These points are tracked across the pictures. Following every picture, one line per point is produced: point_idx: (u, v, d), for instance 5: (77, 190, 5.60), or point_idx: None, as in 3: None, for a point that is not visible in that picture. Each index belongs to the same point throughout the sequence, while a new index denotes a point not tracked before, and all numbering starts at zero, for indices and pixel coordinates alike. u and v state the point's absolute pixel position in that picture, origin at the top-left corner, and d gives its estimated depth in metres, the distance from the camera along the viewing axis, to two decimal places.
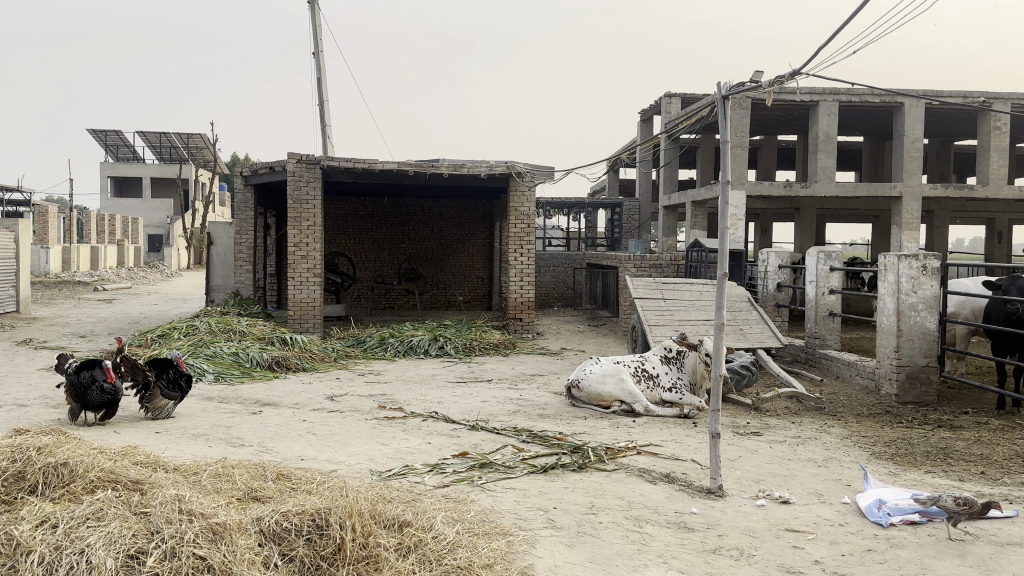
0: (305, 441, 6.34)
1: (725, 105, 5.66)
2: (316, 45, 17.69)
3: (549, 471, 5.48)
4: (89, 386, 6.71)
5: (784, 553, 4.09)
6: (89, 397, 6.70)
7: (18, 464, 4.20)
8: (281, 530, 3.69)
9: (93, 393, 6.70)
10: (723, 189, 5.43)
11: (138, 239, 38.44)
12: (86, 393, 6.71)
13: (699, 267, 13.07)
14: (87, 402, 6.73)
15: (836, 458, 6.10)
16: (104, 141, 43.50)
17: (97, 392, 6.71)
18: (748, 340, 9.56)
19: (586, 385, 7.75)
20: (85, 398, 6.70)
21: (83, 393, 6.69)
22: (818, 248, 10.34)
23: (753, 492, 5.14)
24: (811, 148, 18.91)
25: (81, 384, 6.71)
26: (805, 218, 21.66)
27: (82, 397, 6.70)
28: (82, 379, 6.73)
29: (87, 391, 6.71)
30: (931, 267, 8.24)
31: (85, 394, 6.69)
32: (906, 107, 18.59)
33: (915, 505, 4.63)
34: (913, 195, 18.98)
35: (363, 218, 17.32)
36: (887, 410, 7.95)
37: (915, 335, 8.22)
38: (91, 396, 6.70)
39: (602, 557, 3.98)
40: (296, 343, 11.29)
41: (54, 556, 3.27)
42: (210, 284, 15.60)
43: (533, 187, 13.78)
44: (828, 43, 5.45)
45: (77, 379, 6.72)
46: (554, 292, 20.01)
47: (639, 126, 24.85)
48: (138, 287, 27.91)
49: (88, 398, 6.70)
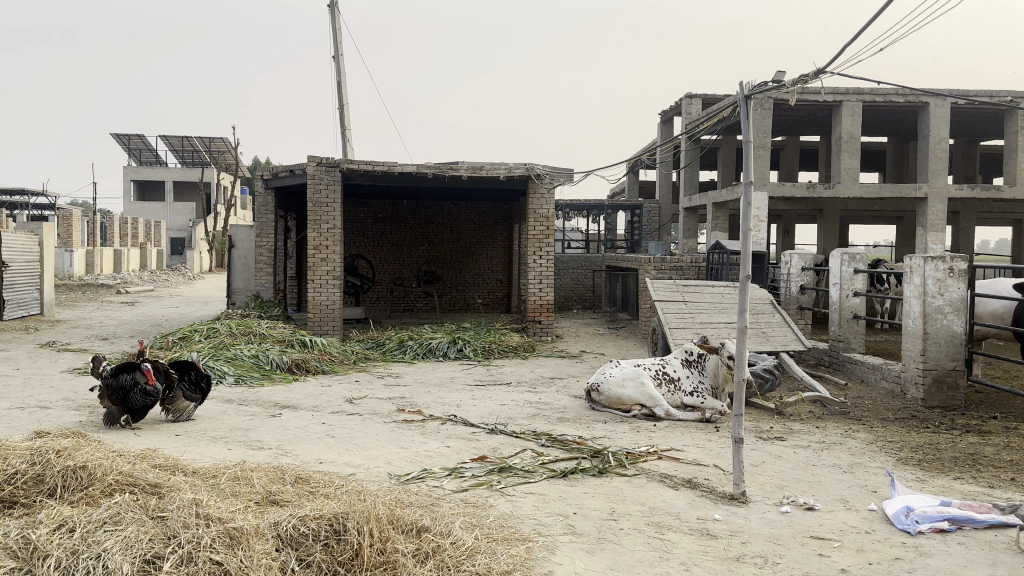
0: (324, 444, 6.33)
1: (748, 106, 5.55)
2: (337, 50, 17.81)
3: (569, 476, 5.42)
4: (130, 388, 6.69)
5: (810, 561, 4.00)
6: (131, 400, 6.70)
7: (37, 467, 4.20)
8: (299, 533, 3.67)
9: (135, 395, 6.70)
10: (746, 190, 5.29)
11: (161, 243, 38.82)
12: (127, 395, 6.71)
13: (721, 270, 12.93)
14: (128, 404, 6.73)
15: (862, 464, 5.99)
16: (127, 146, 44.01)
17: (139, 393, 6.71)
18: (771, 344, 9.43)
19: (606, 389, 7.68)
20: (127, 400, 6.70)
21: (125, 395, 6.69)
22: (842, 250, 10.21)
23: (776, 498, 5.04)
24: (834, 149, 18.69)
25: (121, 387, 6.69)
26: (828, 219, 21.46)
27: (124, 400, 6.71)
28: (122, 382, 6.70)
29: (128, 393, 6.71)
30: (958, 269, 8.08)
31: (127, 396, 6.69)
32: (931, 107, 18.35)
33: (944, 513, 4.52)
34: (939, 196, 18.71)
35: (383, 221, 17.38)
36: (914, 415, 7.81)
37: (942, 338, 8.07)
38: (134, 398, 6.70)
39: (622, 563, 3.91)
40: (316, 346, 11.32)
41: (70, 560, 3.25)
42: (231, 286, 15.74)
43: (552, 189, 13.70)
44: (852, 42, 5.33)
45: (117, 382, 6.70)
46: (573, 294, 19.96)
47: (660, 127, 24.75)
48: (160, 289, 28.19)
49: (131, 400, 6.70)
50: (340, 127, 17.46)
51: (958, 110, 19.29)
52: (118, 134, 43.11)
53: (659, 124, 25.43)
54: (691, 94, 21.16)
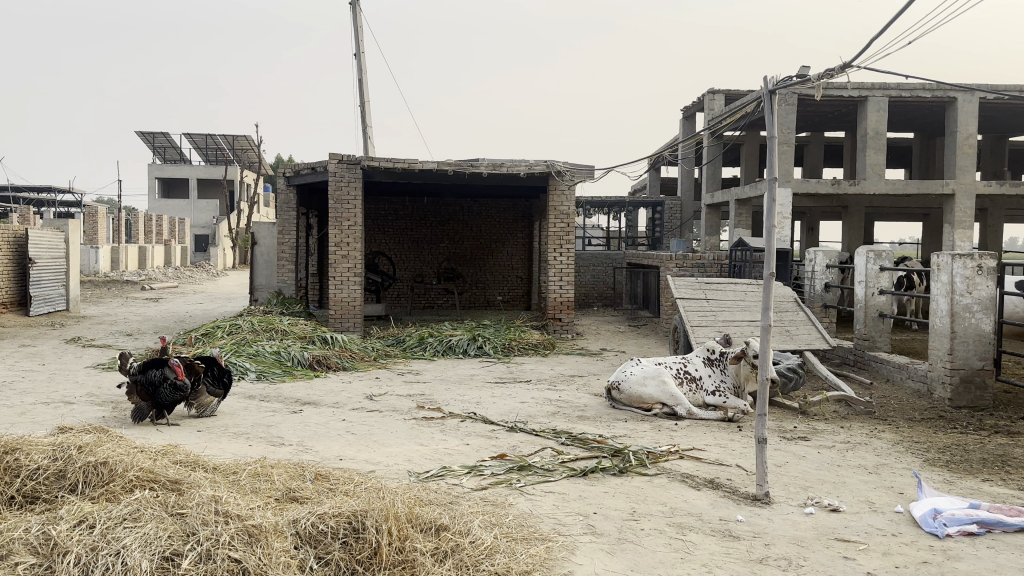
0: (345, 441, 6.33)
1: (772, 100, 5.44)
2: (358, 48, 17.85)
3: (589, 475, 5.37)
4: (159, 384, 6.76)
5: (835, 564, 3.94)
6: (160, 395, 6.76)
7: (58, 462, 4.22)
8: (317, 531, 3.64)
9: (164, 390, 6.76)
10: (770, 186, 5.20)
11: (185, 240, 39.21)
12: (156, 390, 6.77)
13: (743, 267, 12.76)
14: (158, 400, 6.79)
15: (888, 465, 5.88)
16: (152, 143, 44.51)
17: (168, 388, 6.76)
18: (795, 342, 9.32)
19: (627, 387, 7.61)
20: (156, 396, 6.76)
21: (154, 392, 6.76)
22: (868, 248, 10.09)
23: (800, 500, 4.97)
24: (860, 145, 18.41)
25: (151, 382, 6.76)
26: (853, 216, 21.24)
27: (153, 395, 6.77)
28: (152, 376, 6.77)
29: (158, 389, 6.77)
30: (987, 267, 7.93)
31: (156, 392, 6.76)
32: (959, 103, 18.06)
33: (973, 515, 4.42)
34: (967, 192, 18.41)
35: (404, 218, 17.42)
36: (941, 415, 7.68)
37: (970, 337, 7.92)
38: (163, 393, 6.76)
39: (644, 565, 3.86)
40: (336, 342, 11.33)
41: (90, 556, 3.25)
42: (254, 283, 15.87)
43: (572, 186, 13.64)
44: (881, 33, 5.22)
45: (147, 378, 6.77)
46: (593, 292, 19.83)
47: (682, 123, 24.59)
48: (184, 286, 28.35)
49: (160, 395, 6.76)
50: (362, 124, 17.52)
51: (986, 105, 19.00)
52: (143, 133, 43.56)
53: (681, 120, 25.23)
54: (714, 90, 21.00)
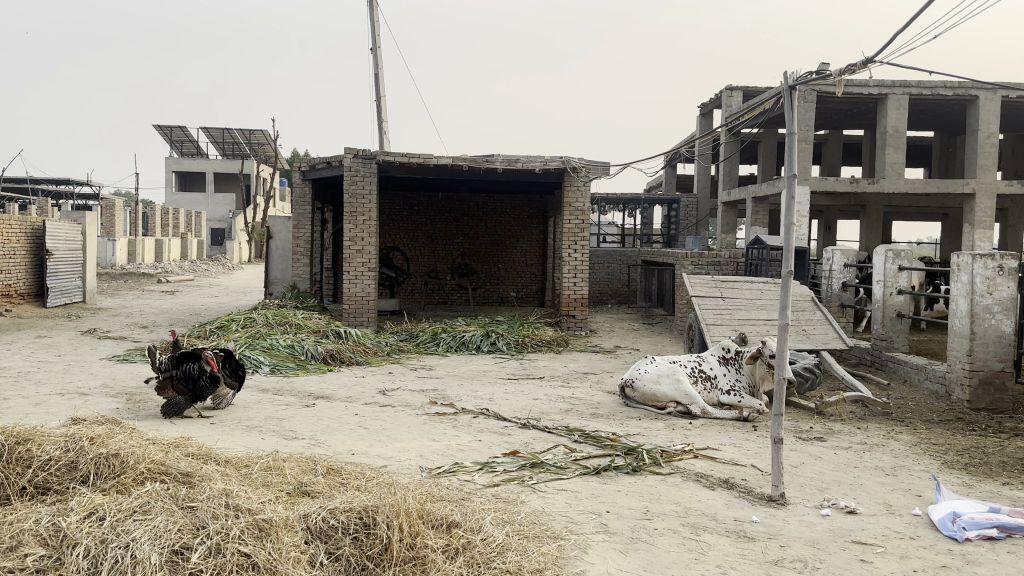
0: (357, 435, 6.31)
1: (793, 96, 5.34)
2: (373, 42, 17.81)
3: (602, 473, 5.34)
4: (198, 376, 6.79)
5: (852, 567, 3.87)
6: (200, 386, 6.79)
7: (70, 453, 4.22)
8: (328, 527, 3.62)
9: (204, 381, 6.80)
10: (789, 182, 5.11)
11: (201, 233, 39.33)
12: (195, 382, 6.79)
13: (759, 266, 12.65)
14: (197, 393, 6.79)
15: (905, 467, 5.80)
16: (169, 138, 44.71)
17: (208, 379, 6.82)
18: (812, 342, 9.22)
19: (641, 385, 7.54)
20: (195, 388, 6.77)
21: (193, 384, 6.77)
22: (886, 247, 10.00)
23: (816, 501, 4.90)
24: (879, 143, 18.22)
25: (189, 375, 6.77)
26: (871, 215, 21.01)
27: (193, 387, 6.77)
28: (189, 370, 6.78)
29: (197, 381, 6.79)
30: (1008, 268, 7.77)
31: (195, 384, 6.77)
32: (981, 100, 17.75)
33: (992, 520, 4.34)
34: (987, 192, 18.19)
35: (419, 213, 17.44)
36: (959, 417, 7.58)
37: (990, 338, 7.80)
38: (203, 385, 6.80)
39: (657, 565, 3.81)
40: (350, 337, 11.35)
41: (98, 549, 3.24)
42: (269, 277, 15.96)
43: (587, 182, 13.57)
44: (904, 30, 5.12)
45: (184, 371, 6.77)
46: (608, 289, 19.73)
47: (698, 120, 24.44)
48: (200, 279, 28.45)
49: (200, 387, 6.79)
50: (377, 118, 17.51)
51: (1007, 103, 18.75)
52: (160, 126, 43.77)
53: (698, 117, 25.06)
54: (732, 86, 20.85)
